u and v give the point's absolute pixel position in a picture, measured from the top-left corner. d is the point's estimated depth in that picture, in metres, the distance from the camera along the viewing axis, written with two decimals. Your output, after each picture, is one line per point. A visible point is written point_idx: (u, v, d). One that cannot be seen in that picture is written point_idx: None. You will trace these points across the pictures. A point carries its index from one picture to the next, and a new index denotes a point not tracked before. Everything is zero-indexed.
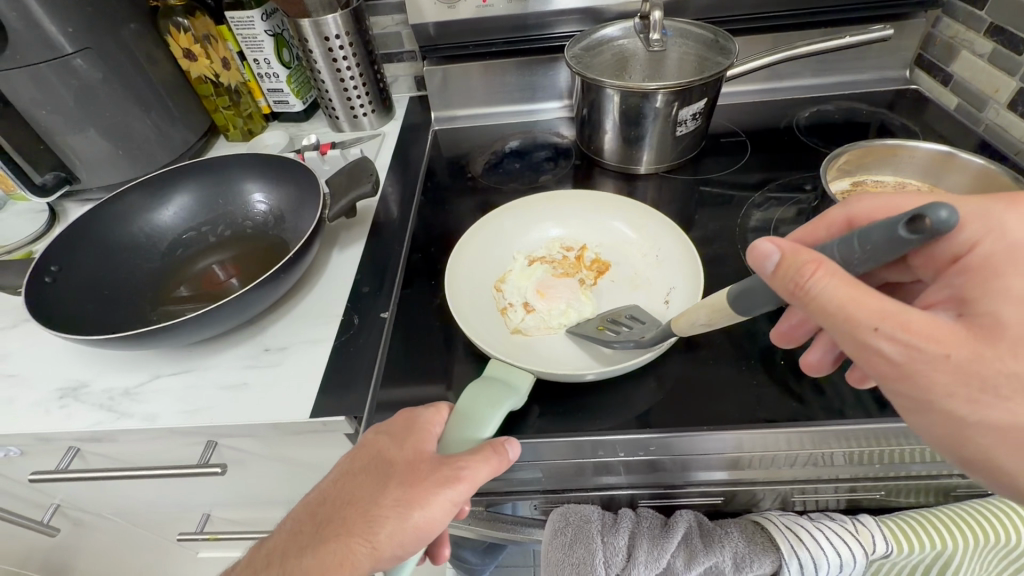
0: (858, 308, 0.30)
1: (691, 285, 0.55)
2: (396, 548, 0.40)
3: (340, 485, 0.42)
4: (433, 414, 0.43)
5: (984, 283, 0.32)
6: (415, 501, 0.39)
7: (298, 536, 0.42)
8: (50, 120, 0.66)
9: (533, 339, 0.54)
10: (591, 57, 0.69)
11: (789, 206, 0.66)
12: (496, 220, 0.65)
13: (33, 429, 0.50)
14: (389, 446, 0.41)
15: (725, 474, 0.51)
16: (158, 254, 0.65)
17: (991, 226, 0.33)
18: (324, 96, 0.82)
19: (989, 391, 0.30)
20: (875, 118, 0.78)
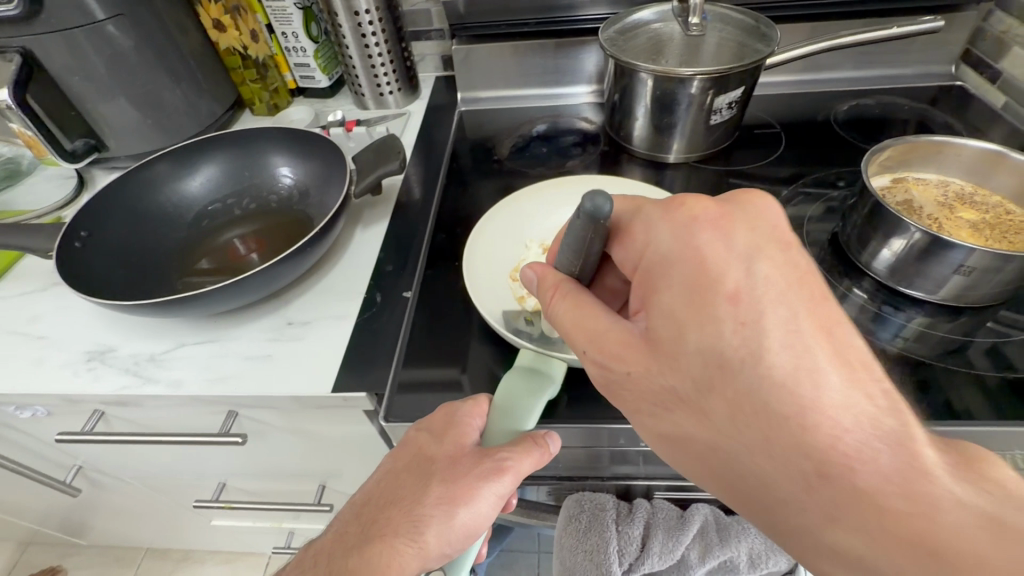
0: (573, 329, 0.38)
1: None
2: (442, 546, 0.40)
3: (383, 485, 0.43)
4: (471, 408, 0.42)
5: (648, 293, 0.35)
6: (459, 499, 0.40)
7: (345, 540, 0.43)
8: (82, 87, 0.67)
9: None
10: (625, 40, 0.67)
11: (820, 203, 0.65)
12: (512, 203, 0.64)
13: (61, 389, 0.51)
14: (430, 443, 0.41)
15: None
16: (184, 224, 0.66)
17: (651, 241, 0.36)
18: (351, 73, 0.81)
19: (659, 400, 0.35)
20: (915, 115, 0.75)
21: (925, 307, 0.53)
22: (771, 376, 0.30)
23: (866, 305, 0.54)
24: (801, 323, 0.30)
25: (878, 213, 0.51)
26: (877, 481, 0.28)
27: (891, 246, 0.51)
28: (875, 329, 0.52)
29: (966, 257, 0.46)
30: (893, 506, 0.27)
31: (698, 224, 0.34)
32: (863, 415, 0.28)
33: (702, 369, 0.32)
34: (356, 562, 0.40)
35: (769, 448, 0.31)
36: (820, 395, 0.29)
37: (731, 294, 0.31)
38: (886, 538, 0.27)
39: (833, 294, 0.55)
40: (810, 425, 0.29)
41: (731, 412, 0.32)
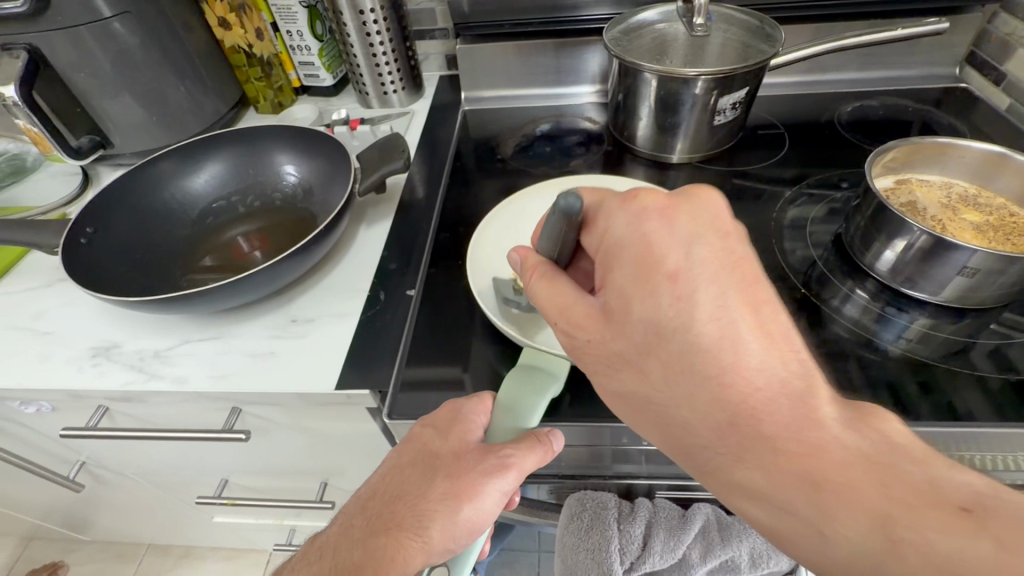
0: (542, 305, 0.38)
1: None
2: (446, 541, 0.40)
3: (389, 480, 0.44)
4: (475, 405, 0.43)
5: (604, 271, 0.36)
6: (462, 494, 0.40)
7: (352, 531, 0.43)
8: (88, 84, 0.67)
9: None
10: (629, 40, 0.67)
11: (823, 204, 0.65)
12: (517, 202, 0.65)
13: (66, 385, 0.51)
14: (434, 438, 0.42)
15: None
16: (189, 221, 0.66)
17: (609, 227, 0.36)
18: (354, 71, 0.82)
19: (610, 368, 0.36)
20: (919, 116, 0.75)
21: (927, 309, 0.53)
22: (700, 342, 0.31)
23: (869, 306, 0.54)
24: (729, 296, 0.31)
25: (882, 214, 0.51)
26: (790, 433, 0.29)
27: (894, 247, 0.51)
28: (878, 330, 0.52)
29: (969, 258, 0.46)
30: (797, 457, 0.29)
31: (648, 208, 0.34)
32: (776, 379, 0.30)
33: (645, 338, 0.33)
34: (362, 555, 0.41)
35: (698, 408, 0.32)
36: (739, 358, 0.30)
37: (670, 271, 0.32)
38: (797, 480, 0.29)
39: (835, 295, 0.55)
40: (732, 386, 0.30)
41: (669, 378, 0.33)
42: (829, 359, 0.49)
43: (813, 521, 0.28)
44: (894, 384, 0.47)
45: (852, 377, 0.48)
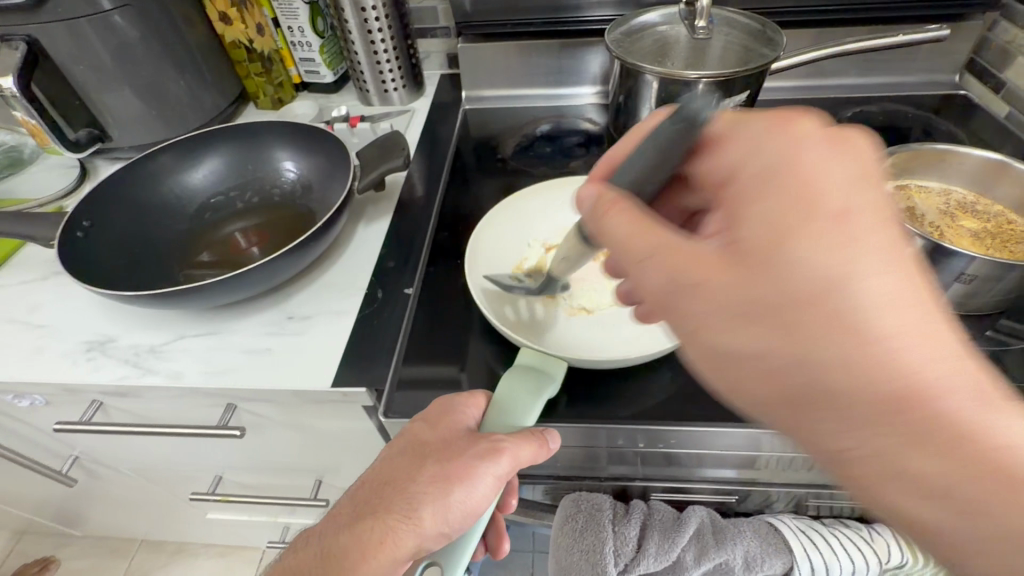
0: (636, 239, 0.31)
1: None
2: (438, 526, 0.39)
3: (377, 469, 0.43)
4: (466, 398, 0.43)
5: (737, 207, 0.29)
6: (453, 479, 0.39)
7: (336, 526, 0.42)
8: (88, 76, 0.67)
9: (560, 323, 0.53)
10: (631, 41, 0.68)
11: None
12: (519, 201, 0.65)
13: (60, 379, 0.51)
14: (424, 429, 0.42)
15: (735, 473, 0.52)
16: (186, 217, 0.65)
17: (746, 153, 0.31)
18: (356, 68, 0.81)
19: (730, 317, 0.29)
20: (919, 123, 0.75)
21: None
22: (861, 297, 0.26)
23: None
24: (904, 250, 0.26)
25: None
26: (964, 413, 0.25)
27: None
28: None
29: (968, 265, 0.46)
30: (959, 432, 0.26)
31: (802, 139, 0.29)
32: (944, 355, 0.26)
33: (796, 290, 0.27)
34: (348, 547, 0.40)
35: (850, 373, 0.26)
36: (902, 323, 0.26)
37: (836, 210, 0.27)
38: (963, 463, 0.26)
39: None
40: (903, 352, 0.26)
41: (824, 336, 0.27)
42: None
43: (958, 505, 0.27)
44: None
45: None
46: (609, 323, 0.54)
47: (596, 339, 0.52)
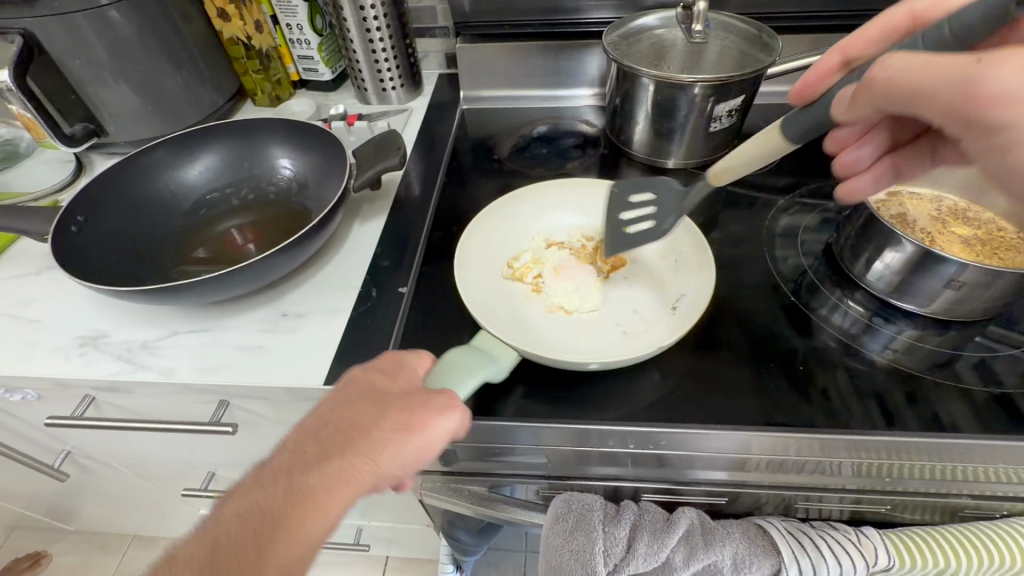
0: (922, 73, 0.35)
1: (702, 292, 0.53)
2: (393, 473, 0.38)
3: (321, 419, 0.40)
4: (420, 355, 0.44)
5: None
6: (412, 422, 0.39)
7: (262, 486, 0.37)
8: (84, 71, 0.66)
9: (535, 319, 0.55)
10: (628, 44, 0.68)
11: (816, 214, 0.65)
12: (537, 192, 0.66)
13: (52, 374, 0.51)
14: (382, 378, 0.42)
15: (724, 474, 0.52)
16: (181, 213, 0.65)
17: None
18: (354, 67, 0.82)
19: None
20: None
21: (914, 320, 0.54)
22: None
23: (859, 316, 0.55)
24: None
25: (873, 224, 0.52)
26: None
27: (884, 259, 0.52)
28: (863, 339, 0.53)
29: (958, 272, 0.47)
30: None
31: None
32: None
33: None
34: (287, 501, 0.36)
35: None
36: None
37: None
38: None
39: (825, 304, 0.56)
40: None
41: None
42: (817, 367, 0.50)
43: None
44: (878, 393, 0.48)
45: (838, 385, 0.48)
46: (586, 325, 0.55)
47: (571, 339, 0.53)
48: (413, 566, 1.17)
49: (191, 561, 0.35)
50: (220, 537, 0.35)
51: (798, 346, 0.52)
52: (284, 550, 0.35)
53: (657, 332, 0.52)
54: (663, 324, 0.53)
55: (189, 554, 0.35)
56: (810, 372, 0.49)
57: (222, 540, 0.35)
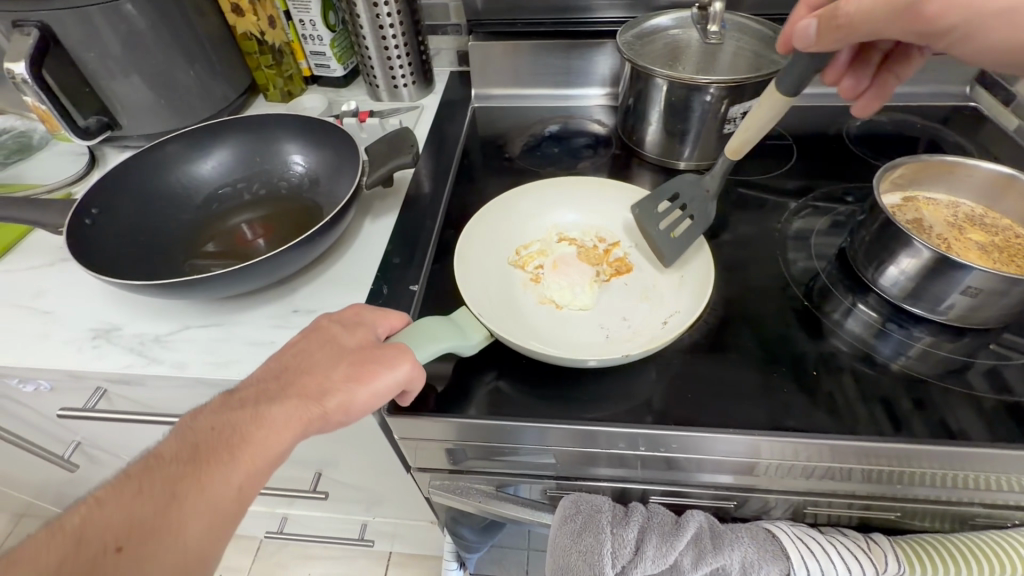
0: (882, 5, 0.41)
1: (696, 310, 0.51)
2: (340, 415, 0.43)
3: (286, 361, 0.46)
4: (382, 314, 0.50)
5: None
6: (363, 362, 0.44)
7: (231, 403, 0.43)
8: (99, 64, 0.67)
9: (523, 309, 0.55)
10: (642, 45, 0.68)
11: (829, 217, 0.65)
12: (559, 185, 0.66)
13: (66, 365, 0.51)
14: (342, 332, 0.47)
15: (730, 478, 0.52)
16: (193, 207, 0.66)
17: None
18: (366, 63, 0.82)
19: None
20: (927, 134, 0.75)
21: (927, 326, 0.53)
22: None
23: (872, 321, 0.54)
24: None
25: (889, 229, 0.51)
26: None
27: (898, 264, 0.51)
28: (876, 345, 0.52)
29: (971, 278, 0.47)
30: None
31: None
32: None
33: None
34: (248, 418, 0.42)
35: None
36: None
37: None
38: None
39: (838, 308, 0.56)
40: None
41: None
42: (828, 372, 0.50)
43: None
44: (890, 400, 0.47)
45: (849, 390, 0.48)
46: (572, 322, 0.54)
47: (557, 334, 0.53)
48: (416, 562, 1.17)
49: (165, 454, 0.40)
50: (192, 439, 0.41)
51: (809, 350, 0.51)
52: (241, 458, 0.40)
53: (637, 342, 0.51)
54: (648, 337, 0.52)
55: (162, 450, 0.41)
56: (822, 376, 0.49)
57: (194, 440, 0.41)
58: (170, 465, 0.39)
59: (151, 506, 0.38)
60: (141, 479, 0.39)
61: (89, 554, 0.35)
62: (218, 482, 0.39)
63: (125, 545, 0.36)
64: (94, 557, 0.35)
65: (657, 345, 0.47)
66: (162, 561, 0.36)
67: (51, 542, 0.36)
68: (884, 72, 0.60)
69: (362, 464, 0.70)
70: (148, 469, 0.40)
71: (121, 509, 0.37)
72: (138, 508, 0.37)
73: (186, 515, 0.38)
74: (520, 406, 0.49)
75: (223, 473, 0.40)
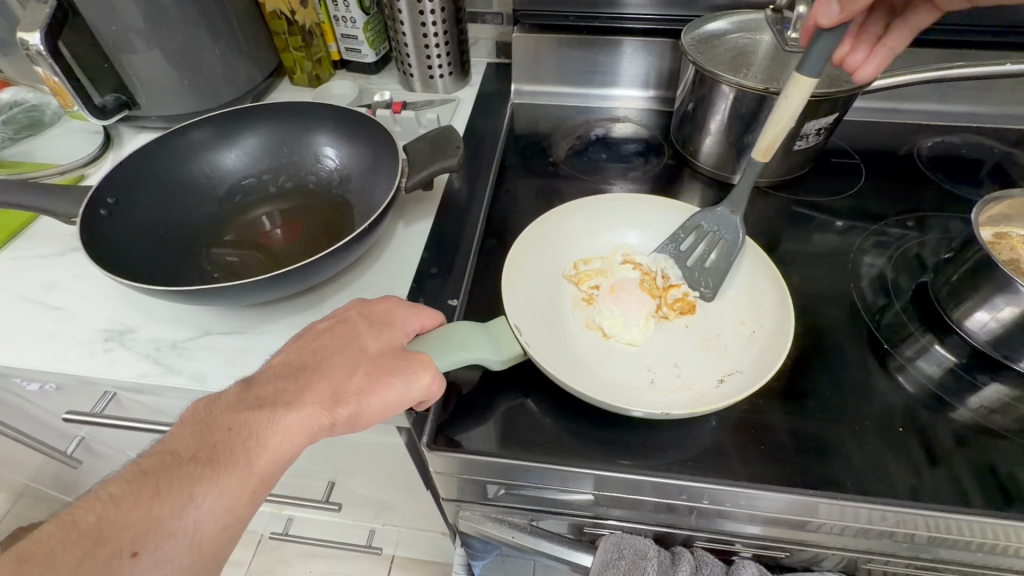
0: None
1: (760, 374, 0.45)
2: (351, 425, 0.39)
3: (303, 357, 0.41)
4: (412, 312, 0.45)
5: None
6: (386, 371, 0.39)
7: (248, 399, 0.38)
8: (119, 37, 0.62)
9: (568, 331, 0.51)
10: (704, 50, 0.62)
11: (900, 247, 0.60)
12: (620, 199, 0.60)
13: (75, 370, 0.47)
14: (366, 331, 0.42)
15: (760, 529, 0.48)
16: (215, 198, 0.61)
17: None
18: (401, 51, 0.77)
19: None
20: (1000, 160, 0.70)
21: (1012, 380, 0.49)
22: None
23: (949, 364, 0.50)
24: None
25: (984, 270, 0.47)
26: None
27: (993, 310, 0.48)
28: (953, 393, 0.48)
29: None
30: None
31: None
32: None
33: None
34: (268, 418, 0.37)
35: None
36: None
37: None
38: None
39: (914, 347, 0.51)
40: None
41: None
42: (905, 427, 0.45)
43: None
44: (974, 463, 0.43)
45: (929, 449, 0.44)
46: (617, 355, 0.50)
47: (601, 366, 0.48)
48: (419, 566, 1.14)
49: (180, 450, 0.35)
50: (209, 434, 0.36)
51: (884, 400, 0.47)
52: (260, 462, 0.36)
53: (680, 396, 0.46)
54: (697, 393, 0.46)
55: (175, 444, 0.35)
56: (903, 435, 0.45)
57: (211, 437, 0.35)
58: (187, 463, 0.34)
59: (167, 510, 0.33)
60: (158, 476, 0.33)
61: (101, 559, 0.30)
62: (236, 486, 0.35)
63: (142, 549, 0.31)
64: (106, 562, 0.30)
65: (703, 409, 0.42)
66: (178, 566, 0.32)
67: (58, 541, 0.30)
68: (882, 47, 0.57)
69: (379, 478, 0.66)
70: (164, 465, 0.34)
71: (136, 509, 0.32)
72: (155, 510, 0.32)
73: (204, 520, 0.33)
74: (571, 446, 0.45)
75: (242, 476, 0.35)
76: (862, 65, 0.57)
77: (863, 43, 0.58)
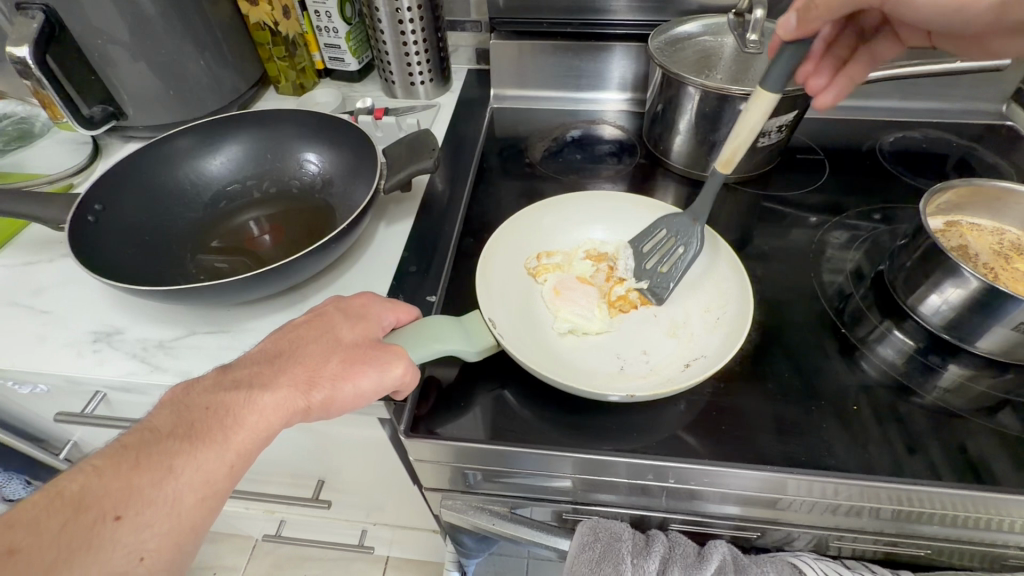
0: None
1: (723, 358, 0.47)
2: (326, 410, 0.40)
3: (280, 345, 0.43)
4: (389, 307, 0.47)
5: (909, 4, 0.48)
6: (360, 359, 0.41)
7: (226, 381, 0.40)
8: (105, 50, 0.64)
9: (540, 323, 0.53)
10: (672, 52, 0.65)
11: (862, 237, 0.63)
12: (592, 198, 0.63)
13: (65, 370, 0.49)
14: (342, 323, 0.44)
15: (733, 509, 0.50)
16: (200, 204, 0.63)
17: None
18: (382, 58, 0.79)
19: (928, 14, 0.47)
20: (959, 153, 0.73)
21: (965, 360, 0.51)
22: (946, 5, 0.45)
23: (908, 350, 0.52)
24: None
25: (934, 257, 0.50)
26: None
27: (941, 293, 0.50)
28: (912, 376, 0.50)
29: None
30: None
31: None
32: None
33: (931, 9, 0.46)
34: (244, 398, 0.38)
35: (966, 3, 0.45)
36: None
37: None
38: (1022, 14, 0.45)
39: (873, 332, 0.54)
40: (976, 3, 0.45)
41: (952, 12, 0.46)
42: (863, 408, 0.48)
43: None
44: (927, 438, 0.46)
45: (886, 427, 0.46)
46: (587, 344, 0.52)
47: (572, 356, 0.50)
48: (414, 567, 1.15)
49: (160, 427, 0.37)
50: (188, 413, 0.37)
51: (844, 382, 0.49)
52: (236, 440, 0.37)
53: (647, 381, 0.48)
54: (664, 378, 0.48)
55: (155, 423, 0.37)
56: (862, 415, 0.47)
57: (190, 415, 0.37)
58: (166, 438, 0.36)
59: (147, 481, 0.34)
60: (138, 450, 0.35)
61: (85, 523, 0.32)
62: (214, 460, 0.36)
63: (124, 514, 0.33)
64: (89, 526, 0.32)
65: (666, 390, 0.44)
66: (159, 533, 0.34)
67: (44, 508, 0.32)
68: (843, 75, 0.57)
69: (367, 474, 0.68)
70: (145, 440, 0.36)
71: (117, 480, 0.34)
72: (135, 479, 0.34)
73: (184, 490, 0.35)
74: (544, 432, 0.47)
75: (220, 451, 0.37)
76: (822, 90, 0.57)
77: (827, 64, 0.57)
